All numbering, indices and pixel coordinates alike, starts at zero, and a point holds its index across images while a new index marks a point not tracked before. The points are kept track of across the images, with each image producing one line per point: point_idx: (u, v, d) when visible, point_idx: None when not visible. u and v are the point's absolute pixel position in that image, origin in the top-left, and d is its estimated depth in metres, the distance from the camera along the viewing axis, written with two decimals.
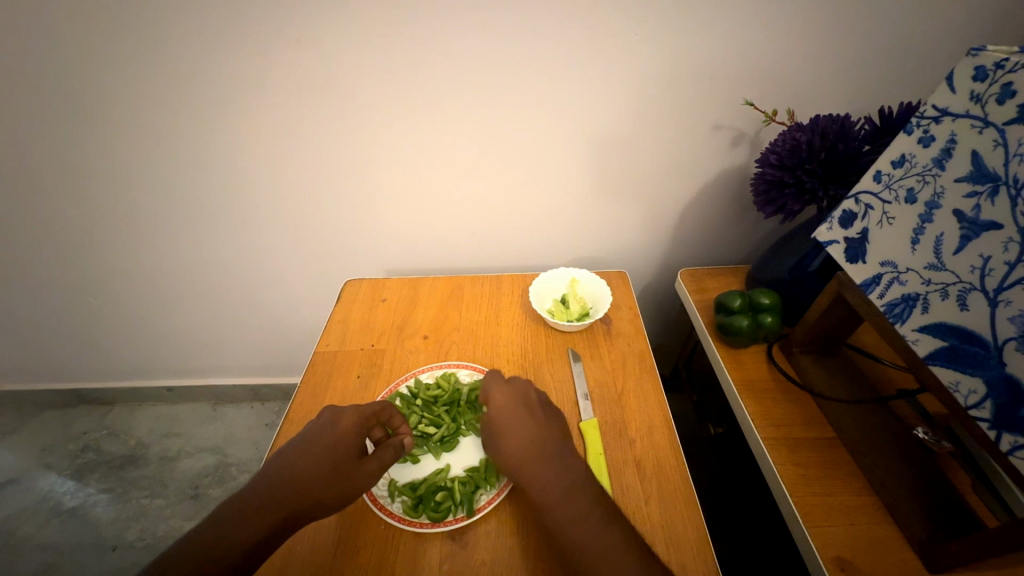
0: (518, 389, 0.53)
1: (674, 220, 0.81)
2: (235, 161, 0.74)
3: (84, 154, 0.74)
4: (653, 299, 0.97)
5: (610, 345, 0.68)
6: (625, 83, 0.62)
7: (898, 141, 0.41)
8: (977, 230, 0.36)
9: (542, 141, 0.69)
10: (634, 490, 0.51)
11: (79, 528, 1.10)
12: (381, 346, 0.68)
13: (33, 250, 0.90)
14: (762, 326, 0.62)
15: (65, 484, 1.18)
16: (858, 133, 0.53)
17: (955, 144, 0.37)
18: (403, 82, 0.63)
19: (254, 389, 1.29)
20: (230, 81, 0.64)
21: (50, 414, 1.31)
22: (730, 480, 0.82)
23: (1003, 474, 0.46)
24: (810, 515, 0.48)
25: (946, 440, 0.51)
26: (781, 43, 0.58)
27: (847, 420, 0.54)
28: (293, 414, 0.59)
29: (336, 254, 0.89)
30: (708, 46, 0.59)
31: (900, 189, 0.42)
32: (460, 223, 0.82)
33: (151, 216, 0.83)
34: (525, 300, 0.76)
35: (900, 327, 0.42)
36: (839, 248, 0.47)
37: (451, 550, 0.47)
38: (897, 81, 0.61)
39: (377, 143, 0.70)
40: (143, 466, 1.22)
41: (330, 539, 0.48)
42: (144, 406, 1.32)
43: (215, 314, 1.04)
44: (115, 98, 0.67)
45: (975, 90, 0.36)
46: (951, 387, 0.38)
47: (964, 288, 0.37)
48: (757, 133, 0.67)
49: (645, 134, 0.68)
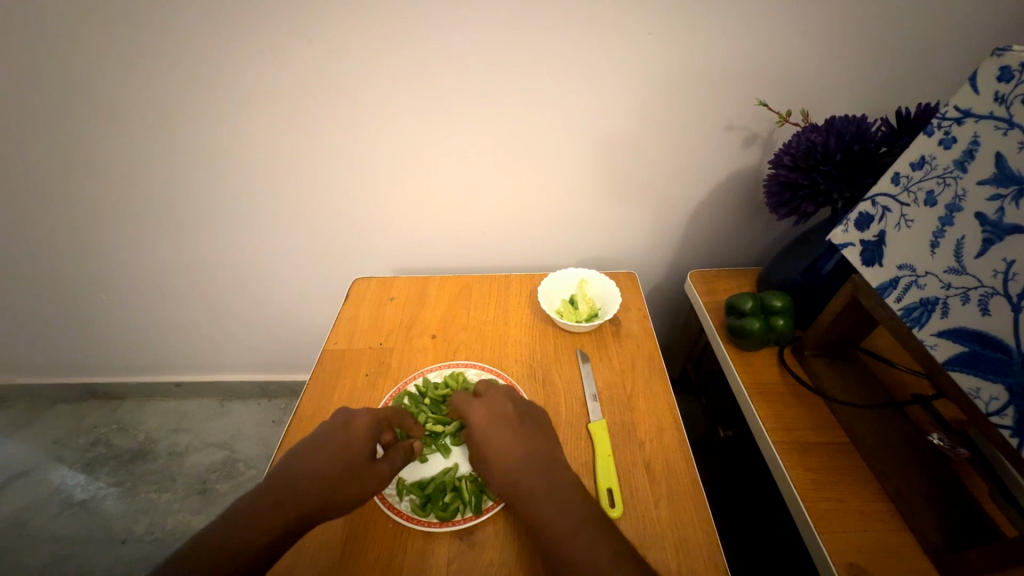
0: (495, 402, 0.52)
1: (685, 221, 0.80)
2: (244, 159, 0.74)
3: (94, 151, 0.75)
4: (662, 300, 0.96)
5: (619, 346, 0.68)
6: (635, 82, 0.62)
7: (918, 142, 0.41)
8: (1000, 233, 0.36)
9: (552, 140, 0.69)
10: (644, 490, 0.51)
11: (88, 520, 1.11)
12: (389, 344, 0.69)
13: (46, 247, 0.91)
14: (773, 329, 0.62)
15: (75, 477, 1.19)
16: (875, 134, 0.52)
17: (977, 146, 0.37)
18: (412, 80, 0.63)
19: (262, 386, 1.30)
20: (239, 80, 0.64)
21: (61, 408, 1.32)
22: (738, 484, 0.81)
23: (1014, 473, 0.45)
24: (823, 521, 0.47)
25: (962, 447, 0.50)
26: (795, 43, 0.58)
27: (861, 426, 0.53)
28: (302, 412, 0.59)
29: (345, 253, 0.89)
30: (720, 45, 0.58)
31: (919, 192, 0.41)
32: (469, 222, 0.82)
33: (162, 213, 0.83)
34: (533, 300, 0.76)
35: (918, 332, 0.41)
36: (855, 250, 0.47)
37: (460, 550, 0.47)
38: (913, 83, 0.61)
39: (384, 141, 0.70)
40: (153, 461, 1.23)
41: (337, 539, 0.48)
42: (153, 401, 1.34)
43: (224, 311, 1.05)
44: (127, 96, 0.67)
45: (1000, 91, 0.35)
46: (971, 394, 0.38)
47: (986, 293, 0.37)
48: (769, 135, 0.66)
49: (657, 134, 0.67)
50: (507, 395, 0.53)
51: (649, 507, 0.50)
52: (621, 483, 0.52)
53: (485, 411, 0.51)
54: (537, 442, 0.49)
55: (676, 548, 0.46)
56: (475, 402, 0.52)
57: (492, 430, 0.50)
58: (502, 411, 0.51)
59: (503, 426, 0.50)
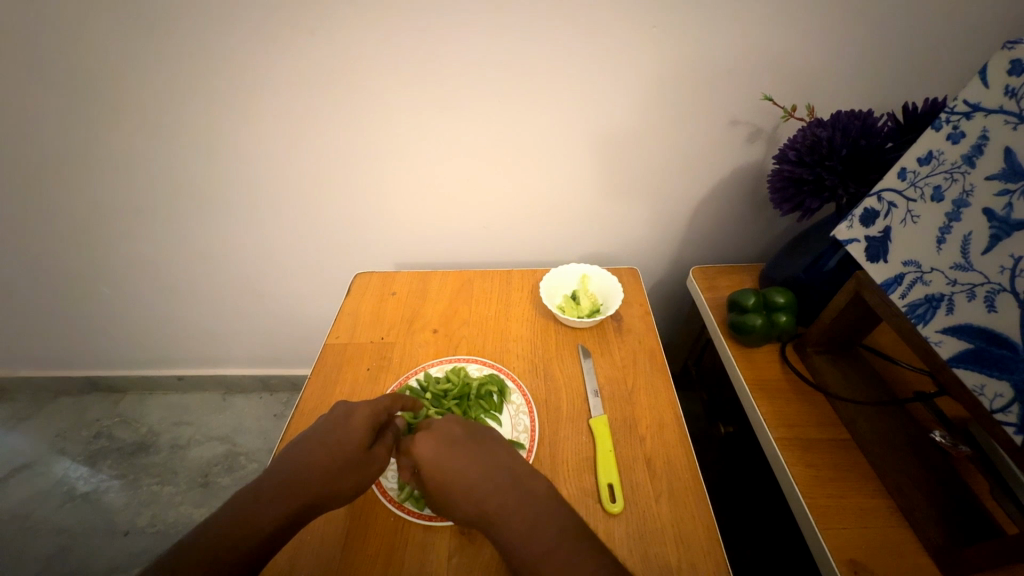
0: (443, 429, 0.48)
1: (688, 217, 0.80)
2: (245, 152, 0.73)
3: (95, 145, 0.74)
4: (664, 296, 0.96)
5: (621, 341, 0.68)
6: (639, 77, 0.62)
7: (926, 137, 0.40)
8: (1008, 229, 0.35)
9: (555, 135, 0.68)
10: (644, 486, 0.51)
11: (91, 512, 1.12)
12: (390, 338, 0.68)
13: (47, 240, 0.90)
14: (776, 325, 0.61)
15: (78, 470, 1.20)
16: (880, 129, 0.52)
17: (987, 140, 0.36)
18: (415, 75, 0.62)
19: (263, 380, 1.30)
20: (241, 73, 0.64)
21: (64, 400, 1.33)
22: (739, 480, 0.81)
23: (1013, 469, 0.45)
24: (824, 517, 0.47)
25: (963, 444, 0.50)
26: (801, 37, 0.57)
27: (862, 422, 0.53)
28: (304, 406, 0.59)
29: (348, 248, 0.89)
30: (726, 38, 0.57)
31: (926, 187, 0.41)
32: (471, 217, 0.81)
33: (163, 207, 0.83)
34: (535, 295, 0.76)
35: (922, 328, 0.41)
36: (859, 246, 0.47)
37: (461, 544, 0.47)
38: (921, 79, 0.60)
39: (385, 134, 0.69)
40: (155, 453, 1.23)
41: (339, 531, 0.48)
42: (156, 395, 1.34)
43: (225, 305, 1.05)
44: (127, 89, 0.67)
45: (1010, 86, 0.34)
46: (976, 391, 0.38)
47: (993, 289, 0.36)
48: (774, 130, 0.66)
49: (661, 129, 0.67)
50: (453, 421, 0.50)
51: (650, 502, 0.50)
52: (622, 478, 0.52)
53: (433, 439, 0.47)
54: (502, 459, 0.47)
55: (677, 543, 0.47)
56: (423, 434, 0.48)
57: (446, 457, 0.46)
58: (451, 438, 0.47)
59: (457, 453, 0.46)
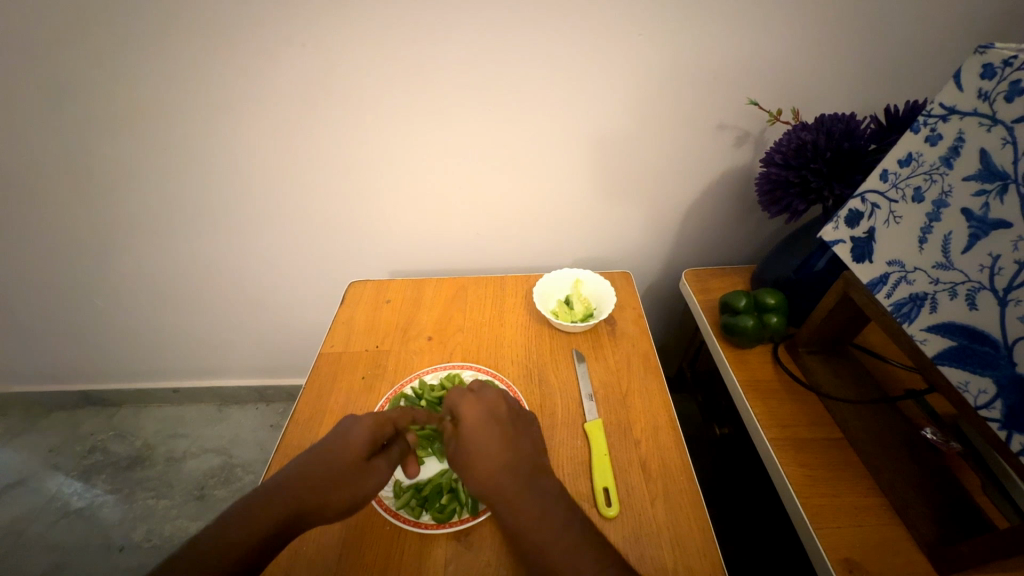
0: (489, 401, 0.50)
1: (679, 220, 0.80)
2: (236, 163, 0.74)
3: (87, 158, 0.74)
4: (657, 298, 0.97)
5: (615, 346, 0.68)
6: (628, 83, 0.62)
7: (905, 140, 0.41)
8: (985, 229, 0.36)
9: (546, 141, 0.69)
10: (639, 489, 0.51)
11: (86, 528, 1.11)
12: (385, 346, 0.69)
13: (39, 253, 0.90)
14: (768, 326, 0.62)
15: (72, 485, 1.19)
16: (863, 132, 0.53)
17: (962, 142, 0.37)
18: (405, 84, 0.63)
19: (259, 390, 1.30)
20: (232, 85, 0.64)
21: (57, 415, 1.32)
22: (734, 481, 0.81)
23: (1006, 469, 0.46)
24: (819, 517, 0.47)
25: (954, 441, 0.50)
26: (785, 42, 0.58)
27: (855, 421, 0.54)
28: (299, 415, 0.59)
29: (342, 257, 0.90)
30: (711, 44, 0.58)
31: (907, 188, 0.41)
32: (464, 224, 0.82)
33: (157, 219, 0.83)
34: (528, 301, 0.76)
35: (907, 327, 0.42)
36: (845, 247, 0.47)
37: (457, 551, 0.47)
38: (903, 81, 0.61)
39: (378, 142, 0.70)
40: (150, 467, 1.22)
41: (334, 542, 0.48)
42: (151, 408, 1.33)
43: (220, 316, 1.05)
44: (119, 102, 0.67)
45: (983, 88, 0.35)
46: (961, 387, 0.38)
47: (973, 288, 0.37)
48: (761, 133, 0.67)
49: (650, 134, 0.68)
50: (500, 395, 0.52)
51: (645, 505, 0.50)
52: (618, 482, 0.52)
53: (476, 409, 0.49)
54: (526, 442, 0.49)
55: (673, 546, 0.47)
56: (468, 399, 0.50)
57: (480, 429, 0.48)
58: (494, 407, 0.50)
59: (492, 424, 0.49)
